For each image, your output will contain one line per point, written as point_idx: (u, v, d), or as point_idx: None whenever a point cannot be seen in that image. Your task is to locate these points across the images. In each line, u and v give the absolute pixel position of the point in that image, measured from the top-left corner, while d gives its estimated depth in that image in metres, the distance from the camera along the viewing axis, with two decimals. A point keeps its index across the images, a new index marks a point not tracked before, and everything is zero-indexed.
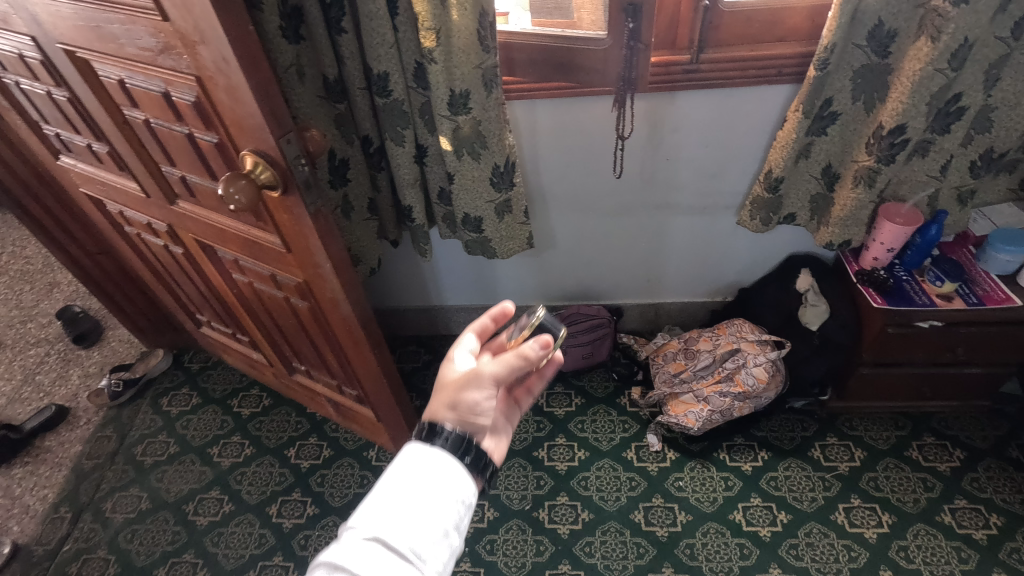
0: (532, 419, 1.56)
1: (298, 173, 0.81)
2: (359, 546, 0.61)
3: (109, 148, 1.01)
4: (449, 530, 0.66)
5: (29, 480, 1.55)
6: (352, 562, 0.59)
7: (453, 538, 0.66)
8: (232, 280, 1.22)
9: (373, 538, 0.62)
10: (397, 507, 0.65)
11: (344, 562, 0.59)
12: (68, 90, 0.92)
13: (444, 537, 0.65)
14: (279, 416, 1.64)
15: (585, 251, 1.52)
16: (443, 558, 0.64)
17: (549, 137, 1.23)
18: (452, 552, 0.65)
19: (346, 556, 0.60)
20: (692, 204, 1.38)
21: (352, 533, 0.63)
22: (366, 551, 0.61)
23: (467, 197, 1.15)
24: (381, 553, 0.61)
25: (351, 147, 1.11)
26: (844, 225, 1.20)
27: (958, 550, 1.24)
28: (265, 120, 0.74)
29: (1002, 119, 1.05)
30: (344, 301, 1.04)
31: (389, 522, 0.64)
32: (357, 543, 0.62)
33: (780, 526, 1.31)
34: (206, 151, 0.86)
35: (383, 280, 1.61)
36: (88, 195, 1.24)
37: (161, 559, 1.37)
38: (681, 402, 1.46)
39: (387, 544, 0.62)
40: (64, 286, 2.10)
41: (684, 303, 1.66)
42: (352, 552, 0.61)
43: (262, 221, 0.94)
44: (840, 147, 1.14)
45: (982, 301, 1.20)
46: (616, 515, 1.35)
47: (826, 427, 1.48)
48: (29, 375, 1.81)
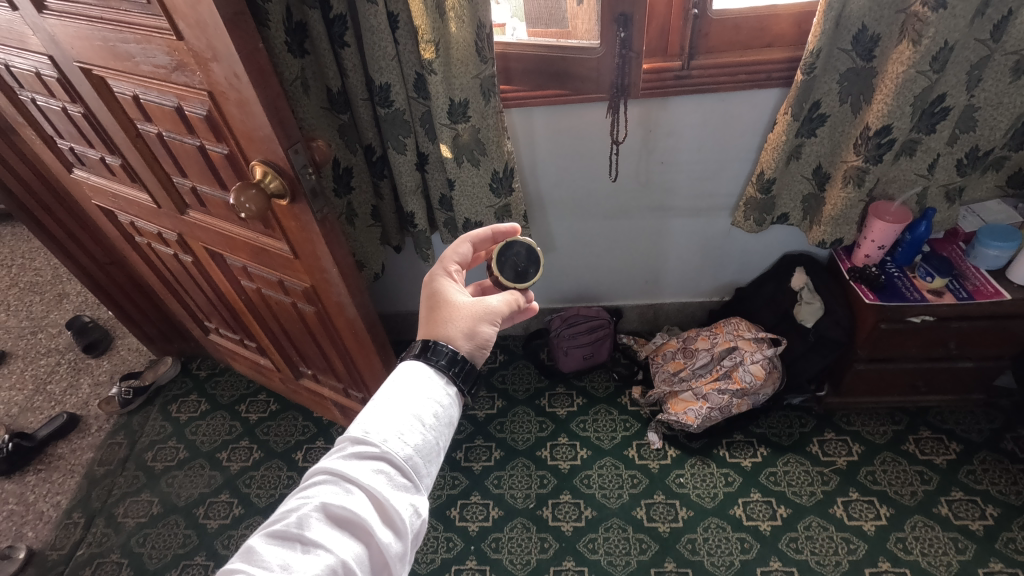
0: (535, 419, 1.59)
1: (306, 181, 0.85)
2: (363, 459, 0.60)
3: (122, 160, 1.05)
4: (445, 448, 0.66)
5: (42, 487, 1.58)
6: (356, 475, 0.58)
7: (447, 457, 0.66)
8: (240, 286, 1.25)
9: (378, 453, 0.60)
10: (400, 422, 0.62)
11: (349, 475, 0.59)
12: (84, 106, 0.96)
13: (440, 457, 0.65)
14: (286, 421, 1.67)
15: (585, 254, 1.55)
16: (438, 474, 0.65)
17: (546, 144, 1.27)
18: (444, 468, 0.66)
19: (350, 469, 0.59)
20: (688, 206, 1.41)
21: (355, 441, 0.61)
22: (370, 465, 0.60)
23: (468, 203, 1.18)
24: (386, 467, 0.60)
25: (354, 156, 1.15)
26: (835, 224, 1.23)
27: (955, 541, 1.27)
28: (274, 131, 0.78)
29: (986, 119, 1.08)
30: (350, 304, 1.08)
31: (394, 437, 0.61)
32: (360, 455, 0.60)
33: (779, 520, 1.33)
34: (217, 161, 0.90)
35: (387, 285, 1.64)
36: (99, 207, 1.28)
37: (173, 562, 1.40)
38: (681, 400, 1.48)
39: (392, 461, 0.60)
40: (73, 296, 2.13)
41: (683, 303, 1.69)
42: (356, 464, 0.59)
43: (270, 228, 0.98)
44: (829, 148, 1.17)
45: (972, 296, 1.22)
46: (618, 512, 1.38)
47: (824, 423, 1.51)
48: (41, 384, 1.85)
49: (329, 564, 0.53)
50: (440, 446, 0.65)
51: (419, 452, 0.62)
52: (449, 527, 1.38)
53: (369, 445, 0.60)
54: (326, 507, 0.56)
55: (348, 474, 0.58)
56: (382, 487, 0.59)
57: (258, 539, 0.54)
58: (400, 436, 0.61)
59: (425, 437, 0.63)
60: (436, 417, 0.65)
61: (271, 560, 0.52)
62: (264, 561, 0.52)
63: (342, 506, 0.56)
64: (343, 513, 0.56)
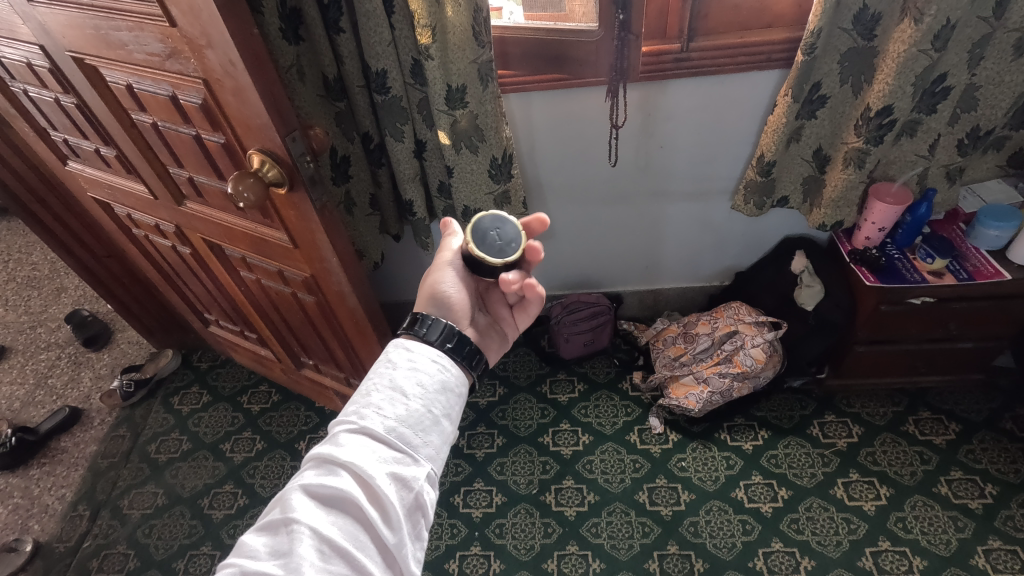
0: (537, 405, 1.60)
1: (304, 170, 0.84)
2: (344, 439, 0.60)
3: (117, 152, 1.04)
4: (439, 416, 0.65)
5: (46, 480, 1.58)
6: (337, 455, 0.59)
7: (444, 425, 0.65)
8: (240, 277, 1.25)
9: (359, 430, 0.61)
10: (379, 395, 0.63)
11: (332, 456, 0.59)
12: (76, 97, 0.95)
13: (435, 425, 0.64)
14: (288, 411, 1.68)
15: (585, 240, 1.54)
16: (436, 444, 0.63)
17: (545, 129, 1.26)
18: (445, 437, 0.65)
19: (332, 450, 0.60)
20: (687, 190, 1.40)
21: (338, 425, 0.62)
22: (352, 443, 0.60)
23: (467, 190, 1.17)
24: (369, 443, 0.60)
25: (352, 144, 1.14)
26: (836, 206, 1.22)
27: (955, 520, 1.28)
28: (271, 119, 0.77)
29: (988, 97, 1.07)
30: (351, 294, 1.07)
31: (373, 413, 0.62)
32: (343, 435, 0.61)
33: (781, 502, 1.34)
34: (213, 151, 0.89)
35: (386, 273, 1.63)
36: (95, 199, 1.27)
37: (180, 552, 1.41)
38: (682, 384, 1.49)
39: (373, 435, 0.61)
40: (71, 290, 2.13)
41: (683, 288, 1.69)
42: (337, 445, 0.60)
43: (268, 218, 0.97)
44: (830, 130, 1.17)
45: (972, 277, 1.22)
46: (620, 496, 1.39)
47: (824, 406, 1.51)
48: (42, 378, 1.85)
49: (314, 543, 0.53)
50: (430, 414, 0.64)
51: (403, 422, 0.62)
52: (453, 514, 1.39)
53: (349, 424, 0.61)
54: (310, 490, 0.57)
55: (330, 456, 0.59)
56: (363, 461, 0.59)
57: (250, 532, 0.55)
58: (379, 410, 0.62)
59: (409, 406, 0.63)
60: (422, 385, 0.65)
61: (260, 548, 0.53)
62: (253, 550, 0.53)
63: (325, 486, 0.57)
64: (327, 493, 0.57)
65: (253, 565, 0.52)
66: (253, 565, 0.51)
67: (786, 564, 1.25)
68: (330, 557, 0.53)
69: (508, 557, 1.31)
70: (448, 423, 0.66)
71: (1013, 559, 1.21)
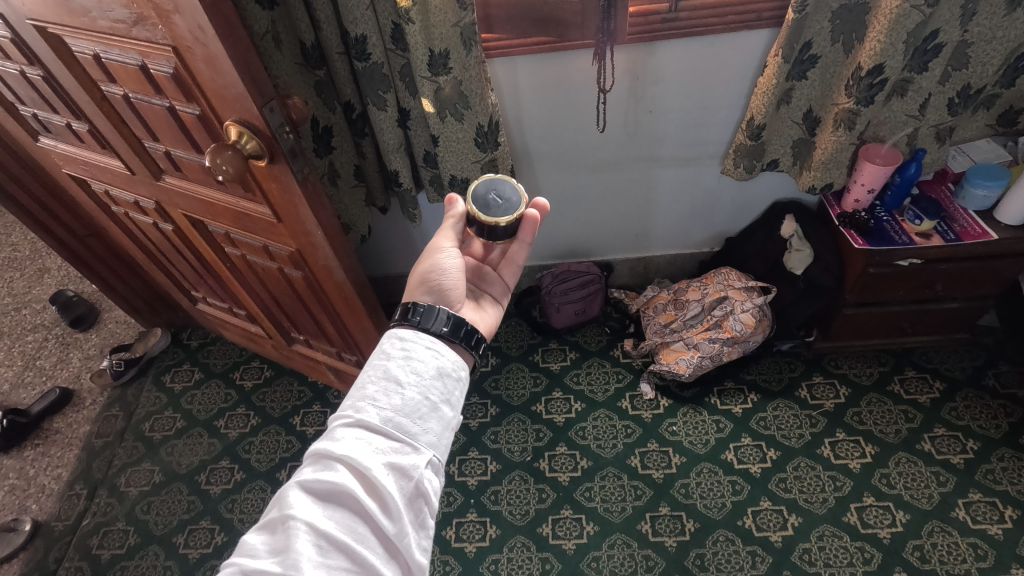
0: (529, 374, 1.61)
1: (283, 141, 0.81)
2: (340, 433, 0.61)
3: (89, 126, 1.00)
4: (438, 403, 0.65)
5: (41, 461, 1.59)
6: (333, 449, 0.59)
7: (443, 411, 0.65)
8: (224, 253, 1.23)
9: (355, 423, 0.61)
10: (373, 386, 0.63)
11: (328, 450, 0.59)
12: (42, 69, 0.91)
13: (434, 411, 0.64)
14: (281, 386, 1.68)
15: (574, 208, 1.53)
16: (436, 430, 0.64)
17: (532, 94, 1.23)
18: (445, 424, 0.65)
19: (329, 444, 0.60)
20: (677, 156, 1.38)
21: (334, 420, 0.62)
22: (347, 436, 0.60)
23: (453, 159, 1.16)
24: (366, 435, 0.60)
25: (333, 114, 1.11)
26: (826, 168, 1.22)
27: (937, 474, 1.32)
28: (247, 89, 0.74)
29: (979, 54, 1.06)
30: (338, 267, 1.06)
31: (369, 405, 0.62)
32: (339, 430, 0.61)
33: (769, 463, 1.37)
34: (189, 123, 0.86)
35: (375, 246, 1.62)
36: (71, 176, 1.23)
37: (179, 527, 1.43)
38: (673, 350, 1.51)
39: (369, 427, 0.61)
40: (54, 271, 2.09)
41: (673, 255, 1.69)
42: (333, 440, 0.60)
43: (250, 191, 0.95)
44: (820, 90, 1.15)
45: (960, 238, 1.23)
46: (613, 461, 1.41)
47: (812, 367, 1.53)
48: (30, 360, 1.83)
49: (312, 538, 0.53)
50: (427, 401, 0.64)
51: (400, 412, 0.62)
52: (449, 482, 1.41)
53: (344, 418, 0.62)
54: (307, 486, 0.57)
55: (326, 450, 0.59)
56: (360, 455, 0.59)
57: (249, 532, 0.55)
58: (375, 401, 0.62)
59: (406, 396, 0.63)
60: (417, 373, 0.65)
61: (259, 546, 0.53)
62: (253, 548, 0.53)
63: (321, 481, 0.57)
64: (323, 488, 0.57)
65: (252, 563, 0.52)
66: (252, 564, 0.51)
67: (775, 521, 1.28)
68: (328, 551, 0.53)
69: (503, 523, 1.34)
70: (447, 409, 0.66)
71: (992, 511, 1.25)
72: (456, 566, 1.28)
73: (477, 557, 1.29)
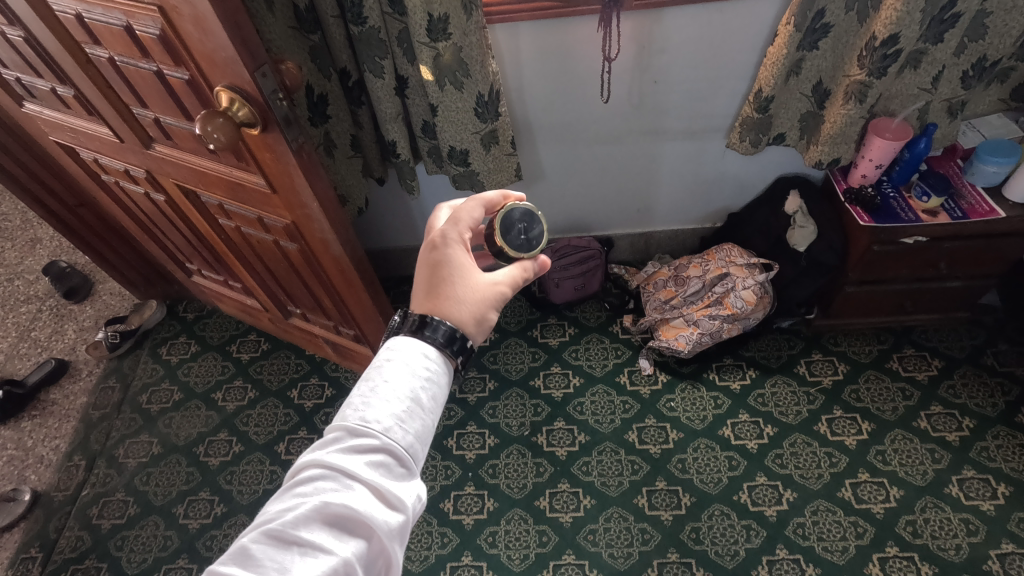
0: (528, 349, 1.60)
1: (277, 109, 0.78)
2: (361, 453, 0.57)
3: (74, 91, 0.97)
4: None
5: (39, 432, 1.59)
6: (355, 470, 0.56)
7: None
8: (218, 225, 1.20)
9: (379, 445, 0.58)
10: (398, 405, 0.60)
11: (350, 471, 0.56)
12: (23, 29, 0.88)
13: None
14: (279, 359, 1.67)
15: (575, 182, 1.50)
16: None
17: (534, 62, 1.19)
18: None
19: (347, 462, 0.56)
20: (681, 128, 1.35)
21: (349, 431, 0.58)
22: (370, 458, 0.57)
23: (452, 129, 1.12)
24: (389, 461, 0.58)
25: (329, 81, 1.07)
26: (833, 143, 1.19)
27: (932, 452, 1.32)
28: (237, 52, 0.71)
29: (998, 25, 1.02)
30: (334, 241, 1.03)
31: (392, 427, 0.59)
32: (361, 448, 0.57)
33: (766, 439, 1.38)
34: (178, 89, 0.83)
35: (372, 219, 1.59)
36: (58, 143, 1.19)
37: (179, 498, 1.43)
38: (672, 326, 1.50)
39: (393, 453, 0.58)
40: (46, 242, 2.06)
41: (675, 230, 1.66)
42: (353, 458, 0.57)
43: (243, 161, 0.92)
44: (832, 62, 1.11)
45: (967, 215, 1.21)
46: (611, 436, 1.42)
47: (812, 345, 1.53)
48: (24, 331, 1.82)
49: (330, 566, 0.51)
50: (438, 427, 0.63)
51: (419, 438, 0.60)
52: (447, 456, 1.42)
53: (368, 436, 0.57)
54: (325, 505, 0.54)
55: (347, 469, 0.56)
56: (381, 480, 0.56)
57: (252, 543, 0.51)
58: (400, 424, 0.59)
59: (424, 421, 0.61)
60: (435, 399, 0.63)
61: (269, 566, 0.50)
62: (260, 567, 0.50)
63: (341, 504, 0.54)
64: (339, 511, 0.54)
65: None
66: None
67: (770, 496, 1.29)
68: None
69: (502, 496, 1.35)
70: None
71: (985, 487, 1.27)
72: (454, 538, 1.30)
73: (474, 529, 1.31)
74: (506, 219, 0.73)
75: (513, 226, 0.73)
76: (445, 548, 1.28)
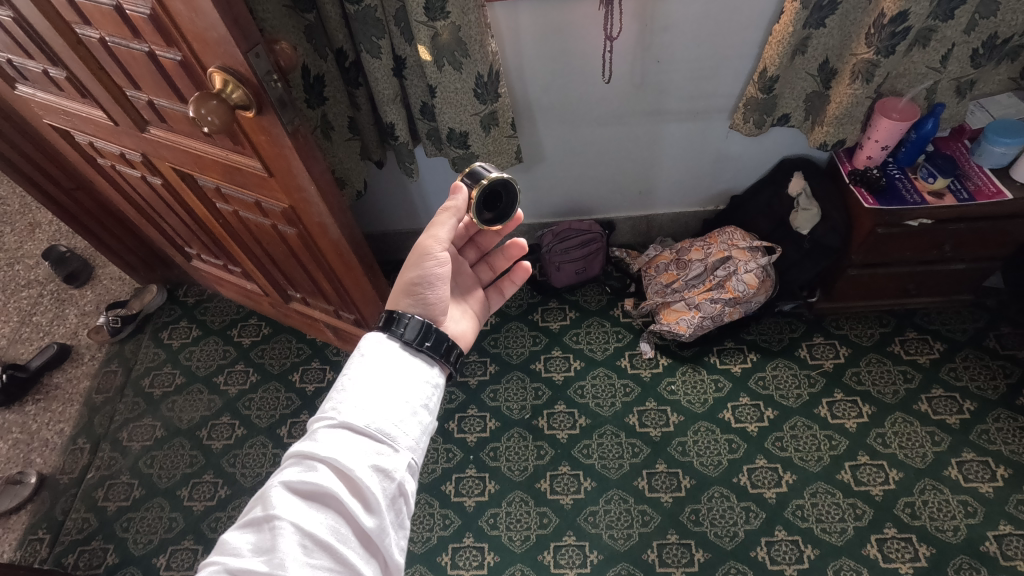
0: (528, 333, 1.59)
1: (271, 91, 0.77)
2: (321, 434, 0.60)
3: (66, 73, 0.95)
4: (418, 408, 0.64)
5: (43, 416, 1.60)
6: (317, 450, 0.58)
7: (421, 416, 0.64)
8: (216, 209, 1.19)
9: (339, 424, 0.60)
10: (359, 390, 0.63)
11: (313, 451, 0.58)
12: (13, 9, 0.86)
13: (413, 416, 0.64)
14: (280, 343, 1.67)
15: (576, 164, 1.48)
16: (415, 434, 0.63)
17: (534, 41, 1.17)
18: (423, 428, 0.64)
19: (312, 446, 0.59)
20: (684, 109, 1.33)
21: (317, 421, 0.62)
22: (333, 436, 0.60)
23: (451, 111, 1.11)
24: (350, 436, 0.60)
25: (325, 62, 1.05)
26: (839, 123, 1.17)
27: (932, 434, 1.33)
28: (230, 32, 0.69)
29: (1009, 2, 1.00)
30: (333, 225, 1.02)
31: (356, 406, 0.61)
32: (323, 431, 0.60)
33: (766, 422, 1.38)
34: (171, 70, 0.81)
35: (372, 202, 1.58)
36: (52, 126, 1.18)
37: (183, 481, 1.45)
38: (673, 310, 1.49)
39: (354, 429, 0.60)
40: (45, 226, 2.05)
41: (676, 213, 1.65)
42: (316, 441, 0.59)
43: (239, 144, 0.90)
44: (839, 40, 1.09)
45: (972, 197, 1.19)
46: (611, 419, 1.42)
47: (813, 328, 1.52)
48: (26, 316, 1.82)
49: (297, 537, 0.52)
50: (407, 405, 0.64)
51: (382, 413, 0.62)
52: (448, 439, 1.43)
53: (328, 419, 0.61)
54: (292, 486, 0.56)
55: (310, 451, 0.58)
56: (347, 456, 0.58)
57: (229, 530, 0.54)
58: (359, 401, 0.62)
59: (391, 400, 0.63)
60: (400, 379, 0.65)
61: (242, 546, 0.52)
62: (235, 548, 0.53)
63: (305, 482, 0.56)
64: (309, 489, 0.56)
65: (237, 563, 0.51)
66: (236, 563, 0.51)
67: (769, 478, 1.30)
68: (313, 551, 0.52)
69: (503, 479, 1.36)
70: (426, 414, 0.65)
71: (984, 470, 1.27)
72: (455, 520, 1.31)
73: (475, 510, 1.32)
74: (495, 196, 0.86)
75: (499, 195, 0.84)
76: (446, 530, 1.30)
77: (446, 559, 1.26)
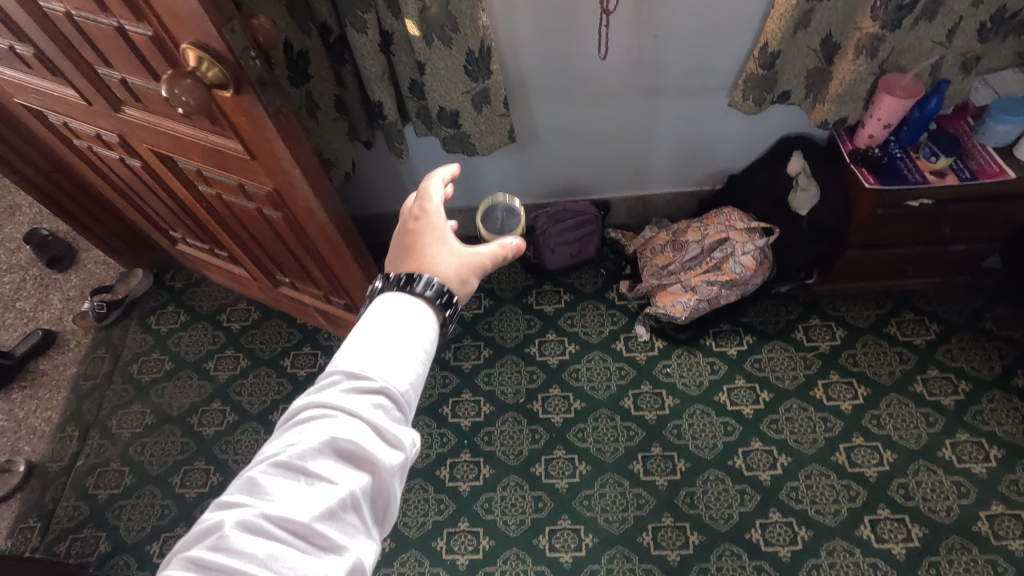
0: (522, 316, 1.57)
1: (250, 69, 0.72)
2: (357, 393, 0.57)
3: (34, 50, 0.90)
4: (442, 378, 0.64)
5: (30, 404, 1.57)
6: (353, 410, 0.56)
7: None
8: (199, 193, 1.15)
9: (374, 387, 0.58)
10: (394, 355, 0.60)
11: (347, 408, 0.56)
12: None
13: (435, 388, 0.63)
14: (270, 328, 1.64)
15: (572, 144, 1.45)
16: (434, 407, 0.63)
17: (527, 17, 1.12)
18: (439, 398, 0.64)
19: (346, 401, 0.56)
20: (682, 86, 1.29)
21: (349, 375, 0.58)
22: (369, 399, 0.57)
23: (441, 89, 1.07)
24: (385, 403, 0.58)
25: (308, 37, 1.01)
26: (841, 101, 1.14)
27: (926, 416, 1.33)
28: (202, 5, 0.65)
29: None
30: (319, 209, 0.99)
31: (390, 369, 0.59)
32: (358, 389, 0.57)
33: (762, 404, 1.38)
34: (142, 46, 0.77)
35: (362, 184, 1.54)
36: (24, 106, 1.13)
37: (174, 468, 1.43)
38: (670, 292, 1.46)
39: (390, 395, 0.58)
40: (26, 208, 1.99)
41: (673, 194, 1.62)
42: (350, 397, 0.57)
43: (218, 125, 0.86)
44: (843, 14, 1.05)
45: (975, 176, 1.17)
46: (606, 403, 1.41)
47: (809, 310, 1.51)
48: (9, 302, 1.78)
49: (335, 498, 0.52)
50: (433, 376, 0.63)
51: (414, 385, 0.61)
52: (442, 424, 1.42)
53: (366, 378, 0.57)
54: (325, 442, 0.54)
55: (346, 409, 0.56)
56: (380, 420, 0.56)
57: (258, 473, 0.52)
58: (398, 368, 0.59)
59: (420, 370, 0.61)
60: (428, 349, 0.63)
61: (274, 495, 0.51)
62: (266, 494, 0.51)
63: (341, 441, 0.54)
64: (344, 448, 0.54)
65: (271, 511, 0.49)
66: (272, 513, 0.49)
67: (764, 461, 1.30)
68: (347, 510, 0.52)
69: (498, 463, 1.35)
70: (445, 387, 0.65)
71: (977, 451, 1.27)
72: (450, 505, 1.30)
73: (470, 495, 1.31)
74: (489, 209, 0.92)
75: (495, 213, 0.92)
76: (441, 515, 1.30)
77: (441, 544, 1.26)
